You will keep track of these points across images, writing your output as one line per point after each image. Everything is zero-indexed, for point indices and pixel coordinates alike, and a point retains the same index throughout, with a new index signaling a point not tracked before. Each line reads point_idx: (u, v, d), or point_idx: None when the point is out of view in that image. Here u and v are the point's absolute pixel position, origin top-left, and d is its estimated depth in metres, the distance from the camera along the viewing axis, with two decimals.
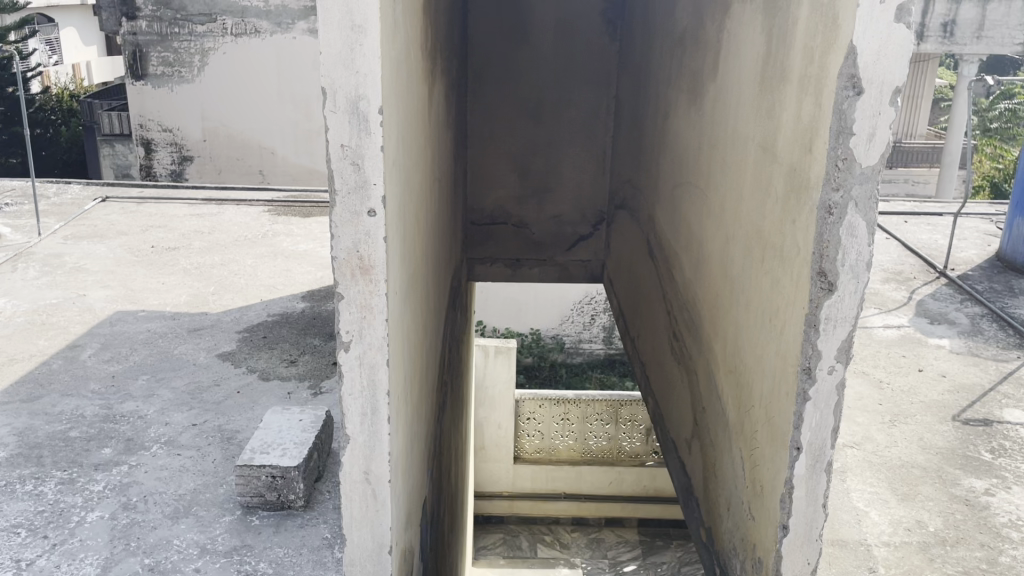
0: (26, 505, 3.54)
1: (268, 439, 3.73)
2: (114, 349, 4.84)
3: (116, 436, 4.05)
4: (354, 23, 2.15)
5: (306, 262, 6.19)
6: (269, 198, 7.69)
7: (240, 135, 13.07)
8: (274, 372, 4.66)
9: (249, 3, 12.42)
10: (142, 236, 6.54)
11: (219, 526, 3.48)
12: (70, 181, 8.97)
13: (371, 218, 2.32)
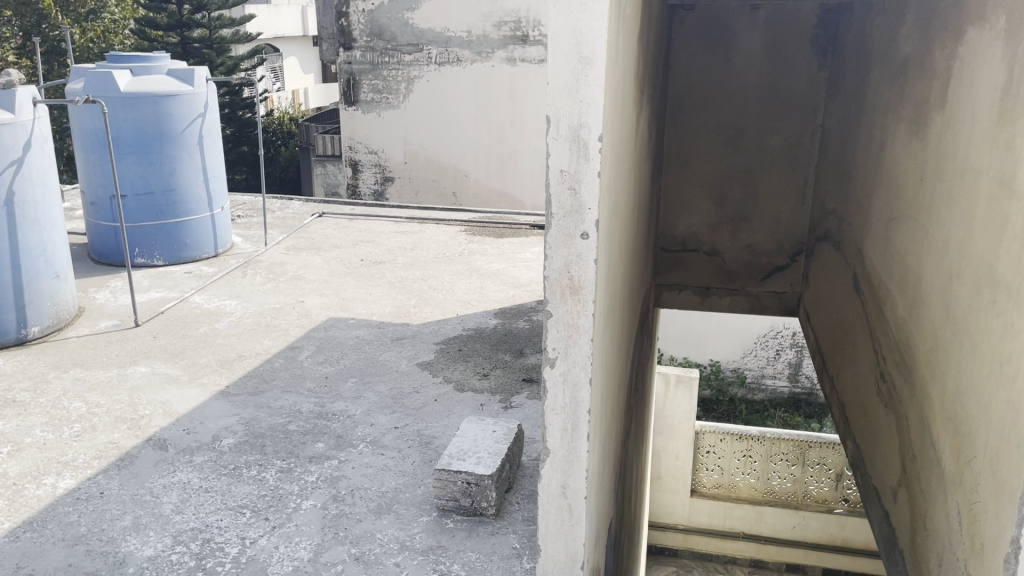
0: (251, 489, 3.93)
1: (464, 447, 3.90)
2: (327, 352, 5.26)
3: (327, 432, 4.40)
4: (581, 55, 2.26)
5: (499, 281, 6.43)
6: (467, 218, 8.06)
7: (437, 158, 13.78)
8: (468, 383, 4.88)
9: (453, 34, 13.03)
10: (353, 250, 7.06)
11: (418, 525, 3.69)
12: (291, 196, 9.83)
13: (584, 240, 2.43)
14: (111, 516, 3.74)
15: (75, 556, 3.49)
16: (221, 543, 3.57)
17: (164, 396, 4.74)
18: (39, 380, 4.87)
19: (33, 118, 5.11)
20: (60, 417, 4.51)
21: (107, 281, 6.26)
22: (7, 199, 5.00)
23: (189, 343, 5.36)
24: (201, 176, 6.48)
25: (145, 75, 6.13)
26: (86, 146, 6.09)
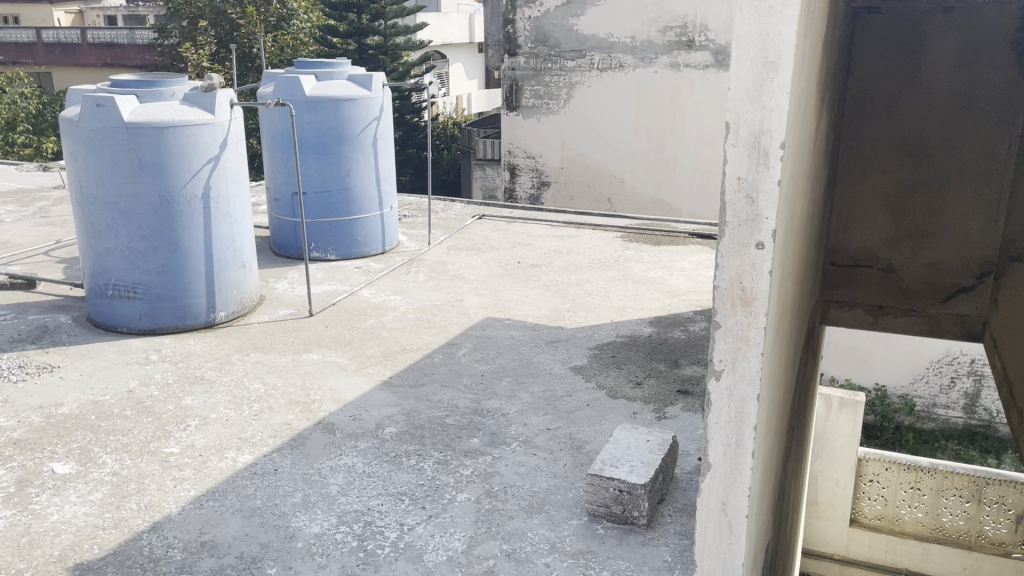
0: (410, 477, 4.09)
1: (618, 453, 3.88)
2: (484, 350, 5.38)
3: (483, 428, 4.50)
4: (768, 59, 2.20)
5: (655, 289, 6.36)
6: (624, 225, 8.02)
7: (594, 163, 13.76)
8: (621, 391, 4.85)
9: (617, 40, 13.07)
10: (511, 252, 7.19)
11: (568, 528, 3.71)
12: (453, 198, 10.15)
13: (758, 251, 2.37)
14: (283, 492, 4.00)
15: (251, 526, 3.77)
16: (381, 527, 3.74)
17: (333, 383, 5.02)
18: (223, 361, 5.29)
19: (230, 119, 5.57)
20: (241, 396, 4.88)
21: (285, 272, 6.70)
22: (204, 193, 5.47)
23: (356, 334, 5.65)
24: (374, 176, 6.81)
25: (329, 80, 6.56)
26: (273, 146, 6.55)
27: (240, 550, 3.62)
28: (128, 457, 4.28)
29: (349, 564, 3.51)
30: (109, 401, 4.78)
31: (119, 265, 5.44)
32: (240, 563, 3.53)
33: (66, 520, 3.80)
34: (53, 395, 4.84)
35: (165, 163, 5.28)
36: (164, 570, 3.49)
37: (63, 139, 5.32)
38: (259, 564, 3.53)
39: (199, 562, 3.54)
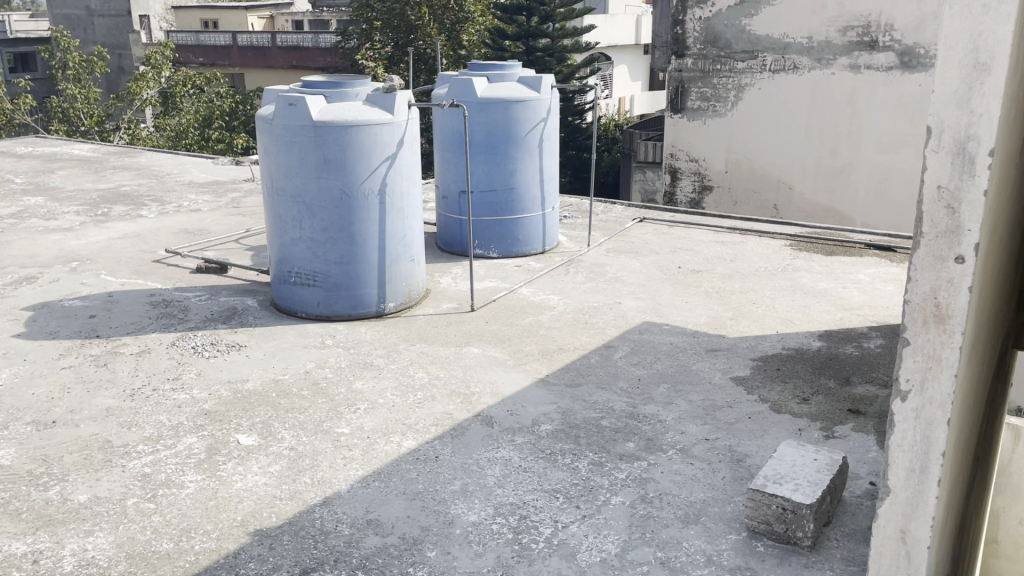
0: (564, 475, 4.12)
1: (782, 470, 3.73)
2: (641, 354, 5.34)
3: (638, 433, 4.47)
4: (979, 61, 2.20)
5: (826, 301, 6.06)
6: (793, 232, 7.70)
7: (761, 168, 13.32)
8: (786, 406, 4.67)
9: (793, 40, 12.55)
10: (671, 257, 7.09)
11: (726, 542, 3.61)
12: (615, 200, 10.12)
13: (957, 264, 2.34)
14: (443, 479, 4.14)
15: (413, 509, 3.93)
16: (536, 522, 3.79)
17: (492, 377, 5.14)
18: (391, 349, 5.54)
19: (407, 119, 5.83)
20: (406, 384, 5.09)
21: (449, 268, 6.93)
22: (380, 189, 5.76)
23: (515, 331, 5.76)
24: (538, 177, 6.92)
25: (500, 82, 6.74)
26: (445, 146, 6.79)
27: (402, 531, 3.78)
28: (304, 434, 4.58)
29: (504, 555, 3.59)
30: (288, 380, 5.14)
31: (302, 254, 5.83)
32: (402, 543, 3.69)
33: (248, 488, 4.12)
34: (239, 371, 5.25)
35: (347, 159, 5.60)
36: (333, 543, 3.71)
37: (258, 135, 5.75)
38: (419, 546, 3.67)
39: (365, 539, 3.73)
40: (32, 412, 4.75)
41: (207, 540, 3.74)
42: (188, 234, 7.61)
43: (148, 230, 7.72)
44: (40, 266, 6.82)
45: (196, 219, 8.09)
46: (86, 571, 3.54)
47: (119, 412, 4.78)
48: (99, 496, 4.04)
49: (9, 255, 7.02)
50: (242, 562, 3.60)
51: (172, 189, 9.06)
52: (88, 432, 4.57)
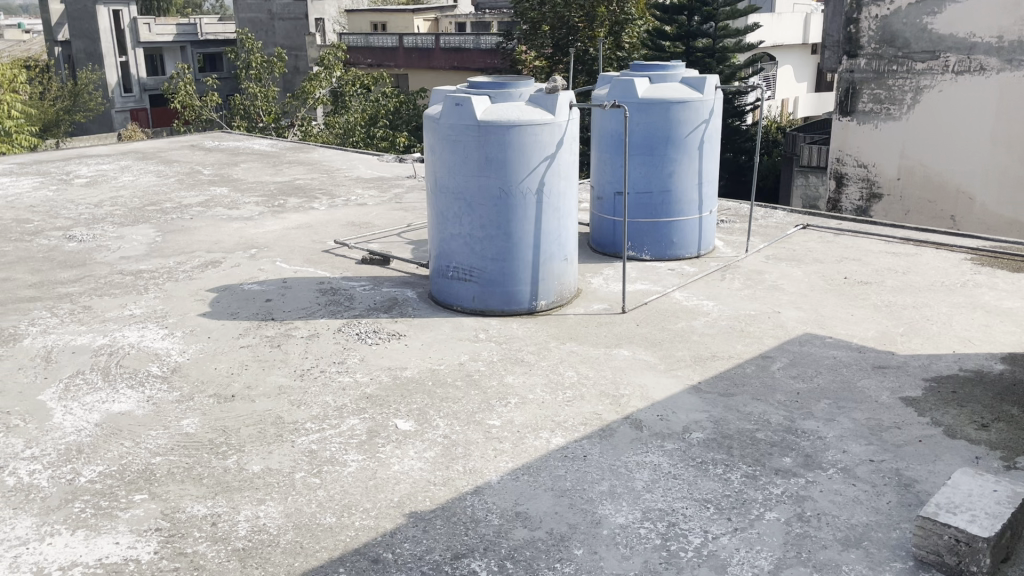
0: (716, 486, 4.03)
1: (957, 499, 3.48)
2: (801, 367, 5.13)
3: (796, 448, 4.30)
4: None
5: (1011, 322, 5.60)
6: (974, 246, 7.15)
7: (938, 176, 12.40)
8: (962, 431, 4.35)
9: (981, 39, 11.70)
10: (836, 266, 6.76)
11: (890, 570, 3.41)
12: (781, 206, 9.78)
13: None
14: (591, 479, 4.16)
15: (561, 506, 3.96)
16: (685, 530, 3.73)
17: (642, 380, 5.10)
18: (542, 346, 5.61)
19: (568, 119, 5.89)
20: (557, 381, 5.14)
21: (601, 268, 6.93)
22: (538, 188, 5.84)
23: (667, 335, 5.68)
24: (697, 179, 6.81)
25: (663, 83, 6.70)
26: (603, 146, 6.80)
27: (550, 526, 3.82)
28: (457, 423, 4.72)
29: (652, 560, 3.56)
30: (443, 371, 5.31)
31: (460, 250, 6.01)
32: (550, 538, 3.74)
33: (405, 471, 4.30)
34: (398, 359, 5.48)
35: (508, 159, 5.72)
36: (484, 532, 3.81)
37: (424, 133, 5.98)
38: (567, 543, 3.70)
39: (514, 530, 3.81)
40: (213, 385, 5.17)
41: (367, 518, 3.93)
42: (354, 227, 8.02)
43: (318, 221, 8.20)
44: (223, 252, 7.39)
45: (362, 212, 8.51)
46: (258, 536, 3.81)
47: (290, 390, 5.11)
48: (271, 468, 4.34)
49: (198, 240, 7.65)
50: (398, 542, 3.76)
51: (340, 184, 9.58)
52: (262, 408, 4.92)
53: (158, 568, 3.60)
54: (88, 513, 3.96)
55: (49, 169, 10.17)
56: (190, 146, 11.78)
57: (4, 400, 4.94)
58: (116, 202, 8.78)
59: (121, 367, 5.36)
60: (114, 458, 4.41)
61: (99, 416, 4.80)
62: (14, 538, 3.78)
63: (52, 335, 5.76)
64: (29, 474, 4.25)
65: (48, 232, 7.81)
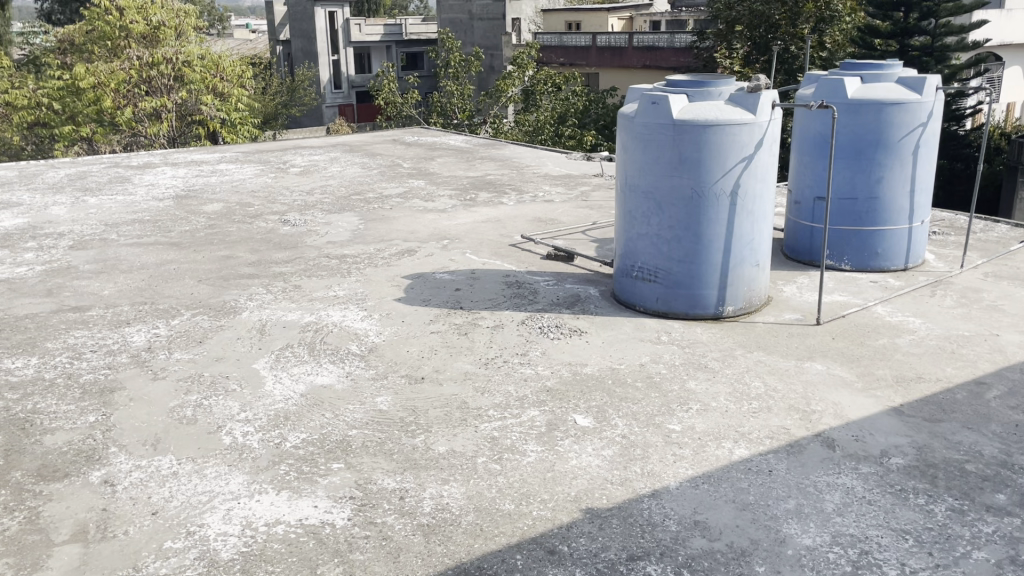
0: (916, 517, 3.74)
1: None
2: (1022, 397, 4.65)
3: (1012, 485, 3.91)
4: None
5: None
6: None
7: None
8: None
9: None
10: None
11: None
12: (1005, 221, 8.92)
13: None
14: (776, 495, 3.98)
15: (742, 519, 3.83)
16: (879, 560, 3.49)
17: (836, 397, 4.82)
18: (727, 353, 5.44)
19: (769, 120, 5.68)
20: (743, 391, 4.97)
21: (795, 277, 6.62)
22: (732, 190, 5.66)
23: (866, 351, 5.34)
24: (908, 187, 6.34)
25: (877, 83, 6.30)
26: (805, 149, 6.50)
27: (731, 539, 3.70)
28: (636, 424, 4.69)
29: None
30: (624, 370, 5.29)
31: (646, 250, 5.94)
32: (730, 551, 3.62)
33: (583, 466, 4.32)
34: (580, 355, 5.52)
35: (703, 159, 5.59)
36: (660, 536, 3.75)
37: (618, 132, 5.97)
38: (748, 558, 3.57)
39: (692, 538, 3.72)
40: (405, 366, 5.45)
41: (544, 508, 3.99)
42: (542, 223, 8.16)
43: (507, 216, 8.42)
44: (418, 241, 7.76)
45: (550, 209, 8.64)
46: (441, 514, 3.97)
47: (475, 377, 5.29)
48: (455, 450, 4.51)
49: (396, 230, 8.09)
50: (574, 536, 3.79)
51: (530, 180, 9.78)
52: (449, 392, 5.12)
53: (350, 534, 3.84)
54: (292, 476, 4.30)
55: (270, 158, 11.12)
56: (392, 140, 12.46)
57: (224, 365, 5.46)
58: (325, 190, 9.45)
59: (325, 344, 5.77)
60: (316, 427, 4.75)
61: (304, 387, 5.19)
62: (228, 492, 4.17)
63: (266, 309, 6.29)
64: (243, 435, 4.67)
65: (266, 215, 8.54)
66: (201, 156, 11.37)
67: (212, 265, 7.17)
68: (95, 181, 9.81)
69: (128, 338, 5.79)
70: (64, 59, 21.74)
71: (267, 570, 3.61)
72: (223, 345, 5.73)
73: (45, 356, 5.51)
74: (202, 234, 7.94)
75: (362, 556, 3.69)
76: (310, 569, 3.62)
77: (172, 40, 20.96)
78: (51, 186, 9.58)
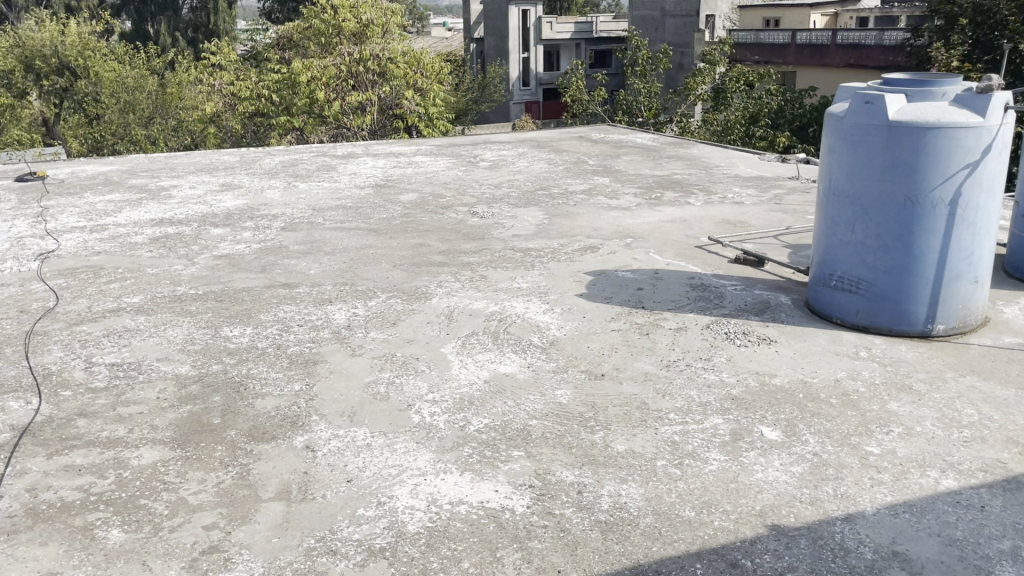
0: None
1: None
2: None
3: None
4: None
5: None
6: None
7: None
8: None
9: None
10: None
11: None
12: None
13: None
14: (990, 535, 3.64)
15: (949, 556, 3.53)
16: None
17: None
18: (935, 376, 5.03)
19: (1000, 124, 5.21)
20: (952, 417, 4.58)
21: (1017, 297, 6.01)
22: (952, 199, 5.23)
23: None
24: None
25: None
26: None
27: None
28: (829, 442, 4.43)
29: None
30: (817, 384, 5.02)
31: (848, 259, 5.61)
32: None
33: (769, 481, 4.14)
34: (768, 365, 5.30)
35: (920, 164, 5.19)
36: (854, 563, 3.52)
37: (824, 133, 5.67)
38: None
39: (890, 570, 3.47)
40: (586, 361, 5.46)
41: (727, 519, 3.87)
42: (731, 225, 7.92)
43: (694, 217, 8.23)
44: (602, 238, 7.75)
45: (739, 211, 8.36)
46: (619, 513, 3.95)
47: (657, 378, 5.21)
48: (635, 450, 4.46)
49: (580, 226, 8.13)
50: (758, 551, 3.64)
51: (719, 180, 9.51)
52: (629, 391, 5.07)
53: (530, 522, 3.90)
54: (475, 458, 4.43)
55: (461, 152, 11.51)
56: (578, 136, 12.55)
57: (414, 347, 5.71)
58: (512, 184, 9.66)
59: (508, 333, 5.90)
60: (499, 413, 4.86)
61: (488, 373, 5.34)
62: (416, 468, 4.36)
63: (454, 297, 6.52)
64: (430, 415, 4.86)
65: (457, 206, 8.86)
66: (398, 147, 11.98)
67: (406, 252, 7.52)
68: (305, 169, 10.57)
69: (330, 315, 6.20)
70: (282, 55, 23.60)
71: (450, 547, 3.74)
72: (414, 328, 6.00)
73: (258, 327, 6.00)
74: (398, 222, 8.35)
75: (541, 545, 3.73)
76: (490, 552, 3.71)
77: (378, 38, 22.22)
78: (267, 171, 10.44)
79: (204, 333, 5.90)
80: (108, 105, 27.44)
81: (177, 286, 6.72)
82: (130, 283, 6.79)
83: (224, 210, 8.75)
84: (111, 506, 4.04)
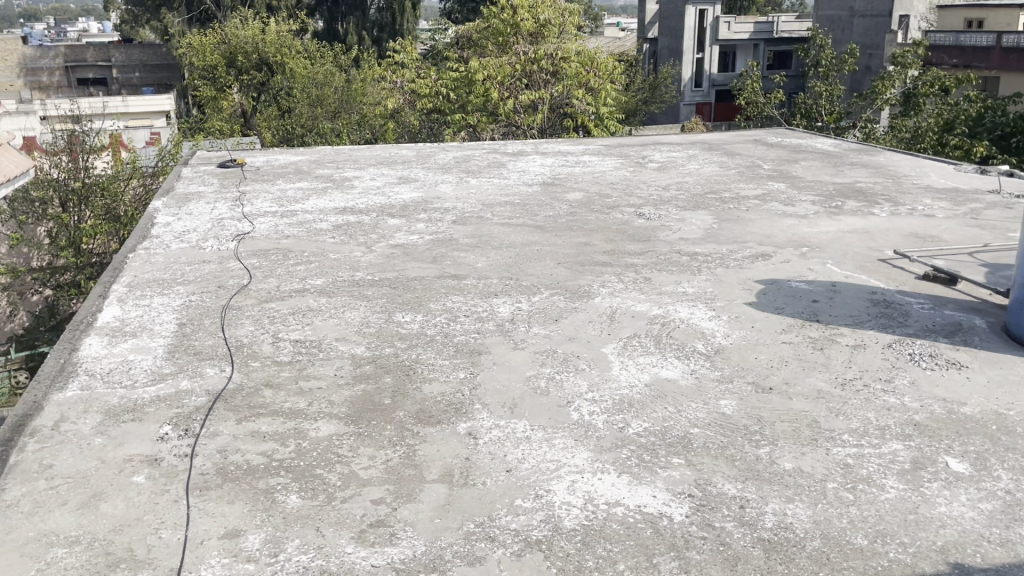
0: None
1: None
2: None
3: None
4: None
5: None
6: None
7: None
8: None
9: None
10: None
11: None
12: None
13: None
14: None
15: None
16: None
17: None
18: None
19: None
20: None
21: None
22: None
23: None
24: None
25: None
26: None
27: None
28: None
29: None
30: (1013, 418, 4.60)
31: None
32: None
33: (954, 516, 3.84)
34: (957, 392, 4.91)
35: None
36: None
37: None
38: None
39: None
40: (753, 373, 5.28)
41: (903, 552, 3.62)
42: (919, 239, 7.40)
43: (878, 228, 7.75)
44: (775, 246, 7.46)
45: (929, 225, 7.79)
46: (783, 533, 3.79)
47: (830, 396, 4.95)
48: (803, 469, 4.27)
49: (751, 232, 7.86)
50: None
51: (907, 191, 8.90)
52: (799, 407, 4.85)
53: (688, 532, 3.83)
54: (633, 461, 4.39)
55: (630, 152, 11.43)
56: (754, 140, 12.12)
57: (576, 345, 5.74)
58: (681, 186, 9.49)
59: (671, 338, 5.80)
60: (659, 418, 4.80)
61: (650, 377, 5.28)
62: (574, 464, 4.38)
63: (617, 297, 6.49)
64: (589, 413, 4.88)
65: (623, 207, 8.81)
66: (568, 146, 12.06)
67: (571, 250, 7.57)
68: (477, 165, 10.88)
69: (496, 308, 6.35)
70: (459, 53, 24.36)
71: (606, 547, 3.73)
72: (577, 326, 6.03)
73: (428, 315, 6.24)
74: (564, 220, 8.42)
75: (699, 556, 3.65)
76: (646, 557, 3.67)
77: (555, 39, 22.62)
78: (441, 166, 10.82)
79: (378, 317, 6.20)
80: (299, 99, 29.37)
81: (355, 272, 7.11)
82: (314, 266, 7.26)
83: (400, 201, 9.16)
84: (291, 472, 4.34)
